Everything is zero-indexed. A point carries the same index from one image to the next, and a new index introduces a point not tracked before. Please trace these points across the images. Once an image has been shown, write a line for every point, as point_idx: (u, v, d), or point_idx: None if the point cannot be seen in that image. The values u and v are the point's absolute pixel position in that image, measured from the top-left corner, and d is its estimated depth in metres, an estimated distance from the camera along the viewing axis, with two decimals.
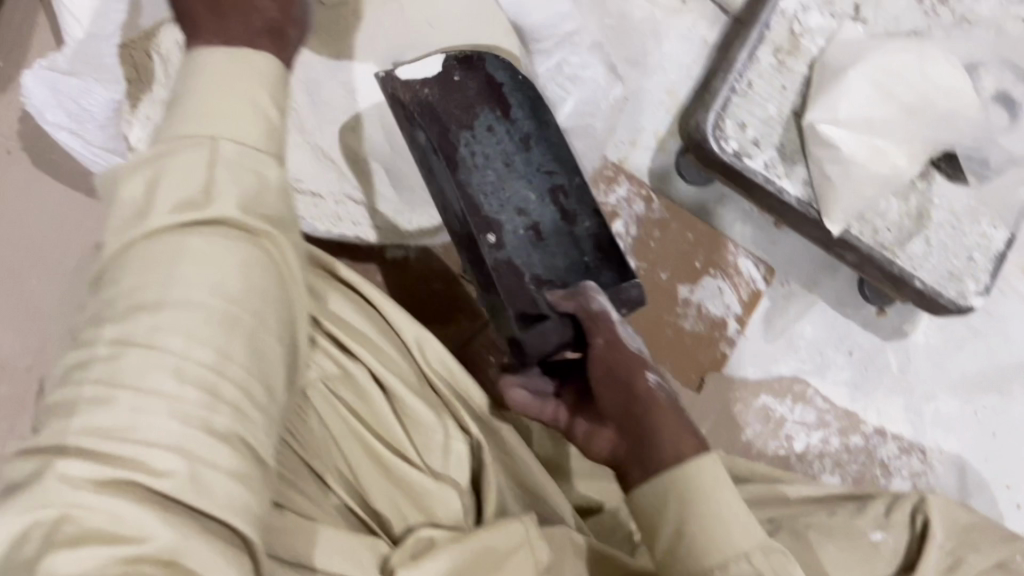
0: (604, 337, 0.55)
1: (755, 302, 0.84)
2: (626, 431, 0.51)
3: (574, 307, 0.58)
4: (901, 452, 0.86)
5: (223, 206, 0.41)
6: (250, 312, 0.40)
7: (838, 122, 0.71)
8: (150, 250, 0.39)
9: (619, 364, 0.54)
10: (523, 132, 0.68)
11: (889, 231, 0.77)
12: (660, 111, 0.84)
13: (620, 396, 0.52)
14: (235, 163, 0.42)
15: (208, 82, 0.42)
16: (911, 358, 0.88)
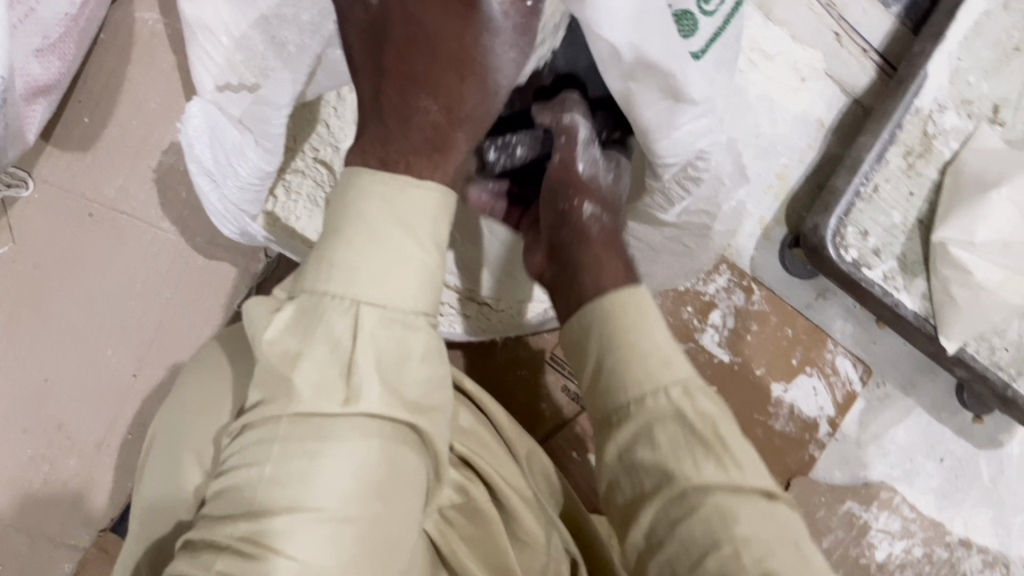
0: (565, 138, 0.56)
1: (850, 403, 0.80)
2: (560, 264, 0.53)
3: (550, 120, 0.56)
4: (985, 567, 0.83)
5: (367, 401, 0.37)
6: (384, 506, 0.38)
7: (972, 246, 0.66)
8: (285, 438, 0.37)
9: (564, 186, 0.55)
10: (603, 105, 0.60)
11: (1006, 350, 0.73)
12: (767, 197, 0.79)
13: (554, 220, 0.55)
14: (384, 337, 0.39)
15: (358, 243, 0.39)
16: (1005, 469, 0.83)
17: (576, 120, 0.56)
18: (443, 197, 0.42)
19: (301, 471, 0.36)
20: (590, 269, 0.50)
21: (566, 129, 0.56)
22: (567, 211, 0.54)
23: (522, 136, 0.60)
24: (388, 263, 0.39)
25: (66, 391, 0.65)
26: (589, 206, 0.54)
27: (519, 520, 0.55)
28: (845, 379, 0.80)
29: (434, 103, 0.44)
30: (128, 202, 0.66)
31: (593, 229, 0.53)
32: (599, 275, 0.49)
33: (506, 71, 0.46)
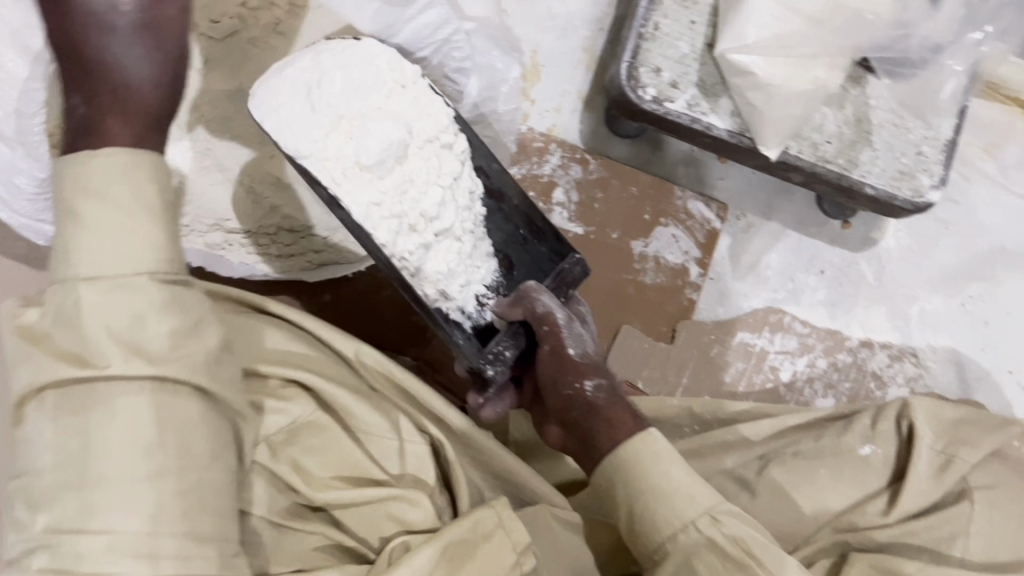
0: (546, 330, 0.56)
1: (714, 241, 0.83)
2: (576, 435, 0.54)
3: (520, 313, 0.57)
4: (892, 360, 0.84)
5: (108, 351, 0.39)
6: (179, 454, 0.40)
7: (747, 48, 0.69)
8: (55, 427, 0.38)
9: (562, 371, 0.55)
10: (521, 213, 0.63)
11: (829, 144, 0.75)
12: (580, 71, 0.82)
13: (564, 404, 0.55)
14: (106, 300, 0.39)
15: (84, 232, 0.40)
16: (886, 264, 0.85)
17: (548, 305, 0.57)
18: (145, 161, 0.41)
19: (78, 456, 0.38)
20: (601, 430, 0.52)
21: (541, 319, 0.56)
22: (570, 395, 0.54)
23: (503, 338, 0.59)
24: (111, 243, 0.40)
25: None
26: (590, 381, 0.55)
27: (352, 409, 0.59)
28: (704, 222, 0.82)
29: (81, 100, 0.42)
30: None
31: (602, 403, 0.53)
32: (616, 428, 0.52)
33: (131, 65, 0.43)
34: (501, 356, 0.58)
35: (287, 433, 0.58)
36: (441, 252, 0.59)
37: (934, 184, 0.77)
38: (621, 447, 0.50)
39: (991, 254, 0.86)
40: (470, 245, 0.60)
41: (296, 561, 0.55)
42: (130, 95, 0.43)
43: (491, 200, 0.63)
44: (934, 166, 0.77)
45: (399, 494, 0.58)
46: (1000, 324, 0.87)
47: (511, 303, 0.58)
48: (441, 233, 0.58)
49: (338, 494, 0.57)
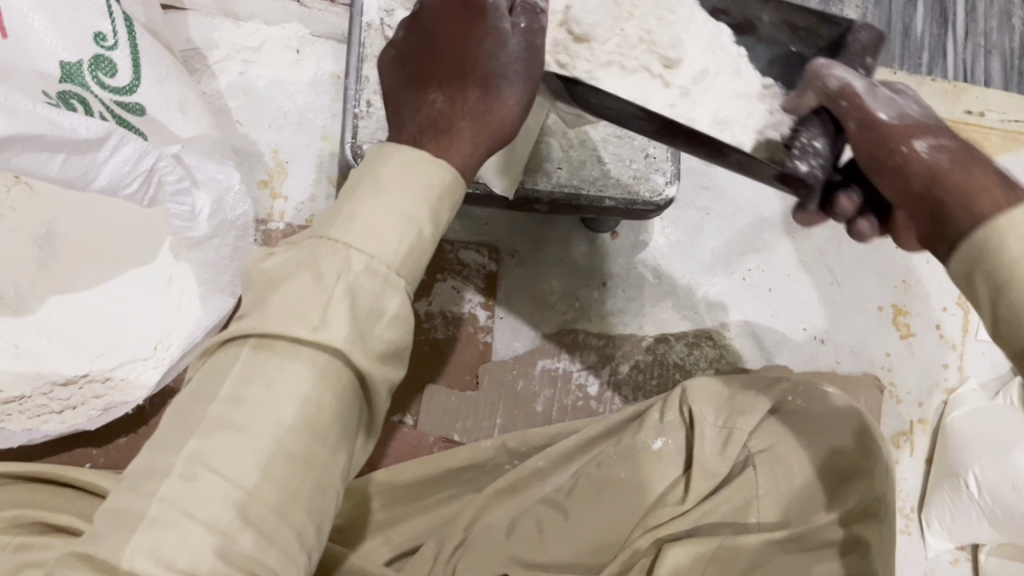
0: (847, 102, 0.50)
1: (494, 283, 0.86)
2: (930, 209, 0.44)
3: (813, 93, 0.53)
4: (691, 348, 0.88)
5: (331, 333, 0.39)
6: (306, 494, 0.39)
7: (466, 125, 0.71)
8: (274, 356, 0.39)
9: (882, 143, 0.47)
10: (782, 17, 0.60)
11: (562, 168, 0.80)
12: (323, 158, 0.85)
13: (902, 179, 0.46)
14: (242, 387, 0.38)
15: (261, 348, 0.39)
16: (660, 262, 0.90)
17: (842, 77, 0.51)
18: (452, 180, 0.43)
19: (232, 441, 0.37)
20: (953, 180, 0.43)
21: (841, 93, 0.50)
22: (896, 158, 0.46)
23: (807, 131, 0.55)
24: (306, 289, 0.39)
25: None
26: (923, 143, 0.46)
27: None
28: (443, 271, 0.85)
29: (441, 93, 0.46)
30: None
31: (941, 161, 0.44)
32: (962, 182, 0.43)
33: (510, 82, 0.46)
34: (812, 147, 0.54)
35: None
36: (714, 84, 0.57)
37: (668, 180, 0.82)
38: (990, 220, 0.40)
39: (754, 224, 0.93)
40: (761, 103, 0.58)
41: None
42: (493, 115, 0.46)
43: (745, 36, 0.61)
44: (664, 164, 0.82)
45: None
46: (784, 287, 0.92)
47: (801, 92, 0.55)
48: (698, 74, 0.56)
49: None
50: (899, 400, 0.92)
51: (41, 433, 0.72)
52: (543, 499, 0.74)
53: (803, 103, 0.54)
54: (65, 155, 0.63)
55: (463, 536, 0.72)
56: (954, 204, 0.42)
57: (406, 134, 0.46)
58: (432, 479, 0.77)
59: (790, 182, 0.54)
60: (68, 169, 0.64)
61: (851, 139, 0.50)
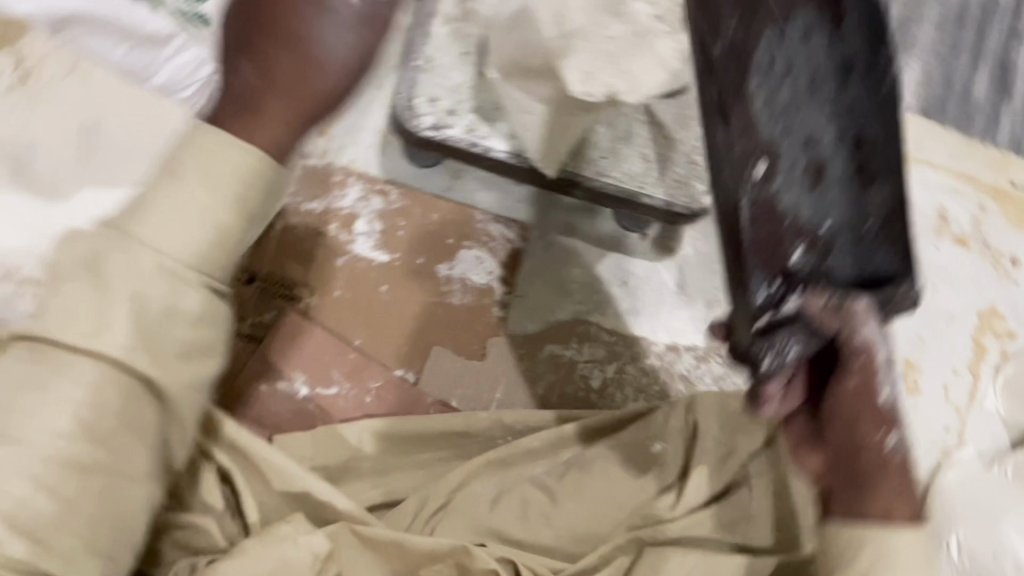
0: (861, 360, 0.44)
1: (517, 261, 0.87)
2: (845, 472, 0.44)
3: (837, 326, 0.44)
4: (698, 362, 0.88)
5: (111, 336, 0.40)
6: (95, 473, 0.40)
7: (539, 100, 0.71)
8: (74, 287, 0.40)
9: (863, 414, 0.44)
10: (833, 74, 0.52)
11: (605, 158, 0.80)
12: (377, 111, 0.87)
13: (854, 449, 0.44)
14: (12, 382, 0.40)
15: (108, 260, 0.41)
16: (686, 272, 0.90)
17: (872, 335, 0.44)
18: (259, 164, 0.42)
19: (89, 364, 0.40)
20: (866, 469, 0.44)
21: (862, 350, 0.44)
22: (870, 437, 0.44)
23: (803, 254, 0.50)
24: (165, 217, 0.41)
25: None
26: (897, 435, 0.44)
27: None
28: (368, 207, 0.84)
29: (250, 64, 0.43)
30: None
31: (896, 468, 0.44)
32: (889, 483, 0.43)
33: (342, 45, 0.43)
34: (785, 352, 0.45)
35: None
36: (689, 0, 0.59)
37: (708, 190, 0.81)
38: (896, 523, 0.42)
39: None
40: (794, 116, 0.52)
41: None
42: (313, 91, 0.43)
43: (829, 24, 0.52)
44: (707, 174, 0.81)
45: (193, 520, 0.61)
46: None
47: (841, 306, 0.45)
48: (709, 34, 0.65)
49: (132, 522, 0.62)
50: (897, 451, 0.91)
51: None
52: (531, 477, 0.74)
53: (810, 307, 0.45)
54: (200, 87, 0.80)
55: (446, 499, 0.72)
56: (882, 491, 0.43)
57: (218, 108, 0.44)
58: (423, 438, 0.77)
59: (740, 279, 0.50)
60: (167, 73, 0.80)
61: (840, 390, 0.45)
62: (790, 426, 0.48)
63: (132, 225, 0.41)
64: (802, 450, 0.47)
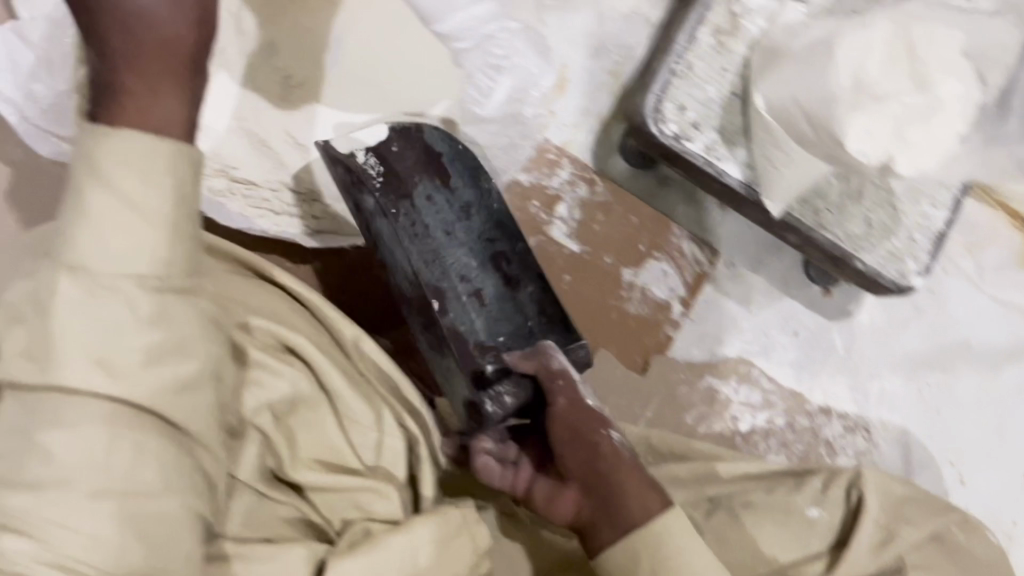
0: (560, 382, 0.61)
1: (699, 285, 0.84)
2: (597, 495, 0.57)
3: (533, 366, 0.63)
4: (846, 432, 0.87)
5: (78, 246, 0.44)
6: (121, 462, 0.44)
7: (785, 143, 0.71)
8: (117, 241, 0.44)
9: (582, 423, 0.59)
10: (463, 201, 0.71)
11: (830, 212, 0.78)
12: (603, 93, 0.83)
13: (585, 463, 0.58)
14: (31, 388, 0.43)
15: (81, 226, 0.44)
16: (856, 337, 0.88)
17: (564, 363, 0.63)
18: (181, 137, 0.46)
19: (109, 226, 0.44)
20: (620, 486, 0.57)
21: (555, 372, 0.62)
22: (597, 442, 0.59)
23: (508, 384, 0.64)
24: (122, 220, 0.44)
25: None
26: (616, 432, 0.60)
27: (344, 396, 0.60)
28: (573, 191, 0.82)
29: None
30: None
31: (611, 461, 0.58)
32: (627, 491, 0.56)
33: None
34: (501, 399, 0.63)
35: (287, 401, 0.59)
36: None
37: (919, 271, 0.79)
38: (653, 519, 0.55)
39: (955, 347, 0.90)
40: (435, 248, 0.68)
41: (259, 529, 0.55)
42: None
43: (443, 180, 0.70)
44: (921, 253, 0.79)
45: (375, 485, 0.58)
46: (952, 414, 0.90)
47: (527, 355, 0.64)
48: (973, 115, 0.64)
49: (313, 475, 0.58)
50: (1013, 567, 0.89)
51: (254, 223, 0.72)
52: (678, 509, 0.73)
53: (519, 368, 0.63)
54: (509, 77, 0.77)
55: None
56: (628, 491, 0.56)
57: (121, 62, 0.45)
58: None
59: (472, 409, 0.64)
60: (527, 62, 0.78)
61: (552, 410, 0.60)
62: (563, 503, 0.59)
63: (80, 238, 0.44)
64: (558, 496, 0.59)
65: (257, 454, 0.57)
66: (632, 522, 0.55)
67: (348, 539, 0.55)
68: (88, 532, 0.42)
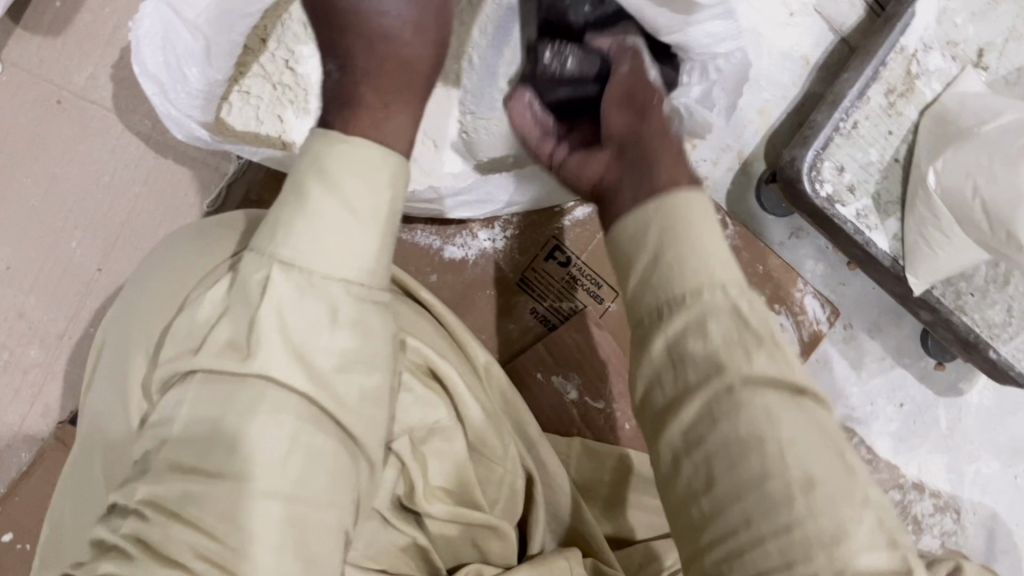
0: (639, 97, 0.52)
1: (815, 344, 0.79)
2: (630, 150, 0.49)
3: (609, 45, 0.57)
4: (936, 510, 0.84)
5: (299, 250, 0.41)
6: (293, 479, 0.39)
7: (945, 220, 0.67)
8: (333, 248, 0.41)
9: (634, 126, 0.50)
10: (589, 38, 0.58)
11: (971, 296, 0.74)
12: (749, 131, 0.79)
13: (629, 133, 0.50)
14: (210, 397, 0.39)
15: (295, 227, 0.41)
16: (961, 416, 0.85)
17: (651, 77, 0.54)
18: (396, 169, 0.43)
19: (311, 231, 0.41)
20: (654, 165, 0.47)
21: (634, 68, 0.54)
22: (662, 129, 0.50)
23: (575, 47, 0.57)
24: (332, 233, 0.41)
25: (26, 279, 0.69)
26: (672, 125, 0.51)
27: (485, 435, 0.56)
28: None
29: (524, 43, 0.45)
30: (96, 91, 0.70)
31: (656, 145, 0.48)
32: (664, 161, 0.47)
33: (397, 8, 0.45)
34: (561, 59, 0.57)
35: (429, 430, 0.54)
36: None
37: None
38: (684, 192, 0.44)
39: None
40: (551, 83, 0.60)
41: (380, 560, 0.52)
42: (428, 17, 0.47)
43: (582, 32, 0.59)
44: None
45: (493, 524, 0.55)
46: None
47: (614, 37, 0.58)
48: None
49: (440, 506, 0.53)
50: None
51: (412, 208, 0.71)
52: None
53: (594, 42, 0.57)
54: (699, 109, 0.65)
55: None
56: (655, 183, 0.46)
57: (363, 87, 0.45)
58: None
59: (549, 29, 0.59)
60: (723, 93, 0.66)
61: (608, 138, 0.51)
62: (595, 163, 0.51)
63: (287, 243, 0.41)
64: (594, 153, 0.52)
65: (391, 487, 0.52)
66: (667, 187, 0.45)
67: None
68: (244, 535, 0.38)
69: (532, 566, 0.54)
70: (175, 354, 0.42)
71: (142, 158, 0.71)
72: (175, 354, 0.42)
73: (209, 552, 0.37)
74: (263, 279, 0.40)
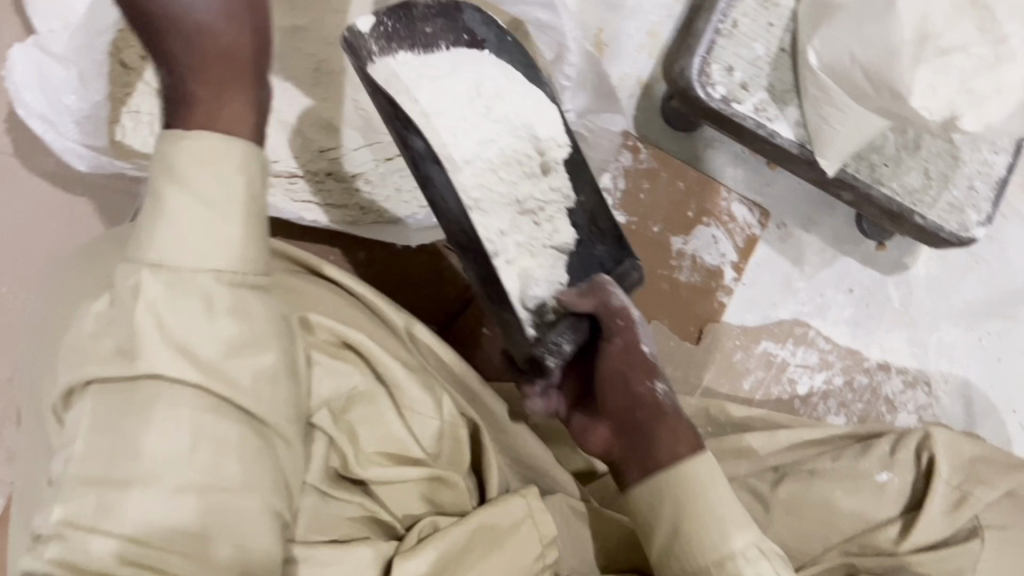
0: (621, 324, 0.54)
1: (751, 247, 0.81)
2: (629, 436, 0.52)
3: (593, 303, 0.55)
4: (906, 387, 0.85)
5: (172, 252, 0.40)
6: (204, 464, 0.39)
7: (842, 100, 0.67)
8: (199, 242, 0.41)
9: (627, 367, 0.53)
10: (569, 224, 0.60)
11: (886, 166, 0.74)
12: (643, 57, 0.80)
13: (627, 401, 0.52)
14: (107, 405, 0.39)
15: (158, 226, 0.40)
16: (912, 290, 0.86)
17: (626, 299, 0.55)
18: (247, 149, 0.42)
19: (183, 223, 0.41)
20: (648, 428, 0.51)
21: (616, 311, 0.54)
22: (642, 392, 0.52)
23: (566, 330, 0.56)
24: (202, 227, 0.41)
25: None
26: (661, 382, 0.53)
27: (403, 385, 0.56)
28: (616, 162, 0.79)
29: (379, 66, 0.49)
30: None
31: (660, 430, 0.50)
32: (662, 445, 0.49)
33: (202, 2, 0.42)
34: (559, 345, 0.55)
35: (346, 399, 0.56)
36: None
37: (980, 221, 0.76)
38: (685, 460, 0.48)
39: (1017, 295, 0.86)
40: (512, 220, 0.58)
41: (326, 531, 0.51)
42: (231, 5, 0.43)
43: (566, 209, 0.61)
44: (983, 202, 0.76)
45: (437, 474, 0.56)
46: (1015, 362, 0.87)
47: (584, 291, 0.56)
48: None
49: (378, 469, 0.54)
50: None
51: (316, 198, 0.72)
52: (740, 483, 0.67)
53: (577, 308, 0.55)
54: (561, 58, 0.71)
55: None
56: (658, 429, 0.50)
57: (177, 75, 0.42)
58: None
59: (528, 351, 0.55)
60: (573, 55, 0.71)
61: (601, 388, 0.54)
62: (594, 431, 0.54)
63: (161, 244, 0.40)
64: (591, 423, 0.55)
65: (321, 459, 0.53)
66: (670, 458, 0.49)
67: (413, 535, 0.52)
68: (165, 524, 0.38)
69: (486, 508, 0.54)
70: (67, 354, 0.42)
71: (55, 197, 0.73)
72: (67, 362, 0.42)
73: (134, 556, 0.37)
74: (135, 286, 0.40)
